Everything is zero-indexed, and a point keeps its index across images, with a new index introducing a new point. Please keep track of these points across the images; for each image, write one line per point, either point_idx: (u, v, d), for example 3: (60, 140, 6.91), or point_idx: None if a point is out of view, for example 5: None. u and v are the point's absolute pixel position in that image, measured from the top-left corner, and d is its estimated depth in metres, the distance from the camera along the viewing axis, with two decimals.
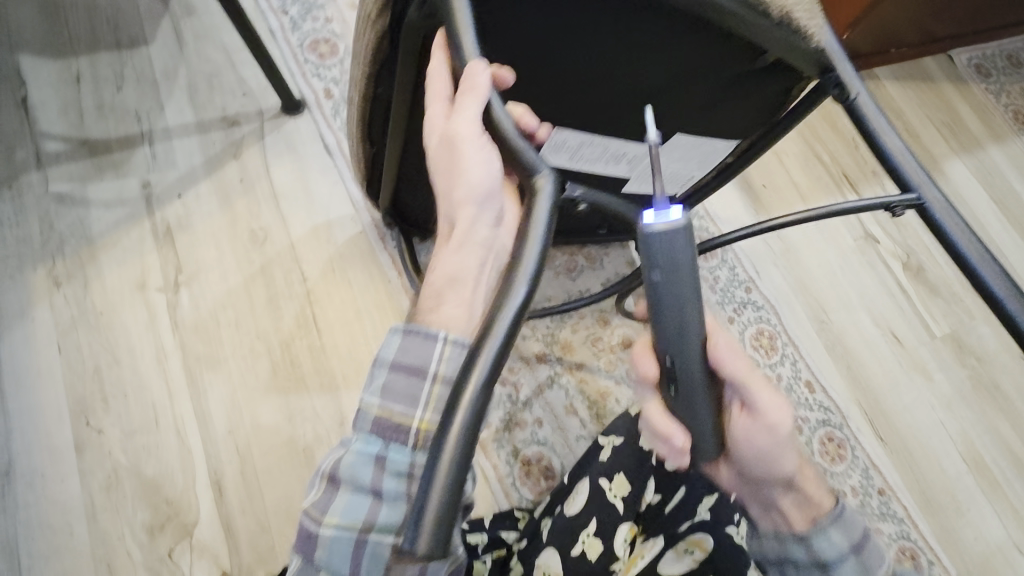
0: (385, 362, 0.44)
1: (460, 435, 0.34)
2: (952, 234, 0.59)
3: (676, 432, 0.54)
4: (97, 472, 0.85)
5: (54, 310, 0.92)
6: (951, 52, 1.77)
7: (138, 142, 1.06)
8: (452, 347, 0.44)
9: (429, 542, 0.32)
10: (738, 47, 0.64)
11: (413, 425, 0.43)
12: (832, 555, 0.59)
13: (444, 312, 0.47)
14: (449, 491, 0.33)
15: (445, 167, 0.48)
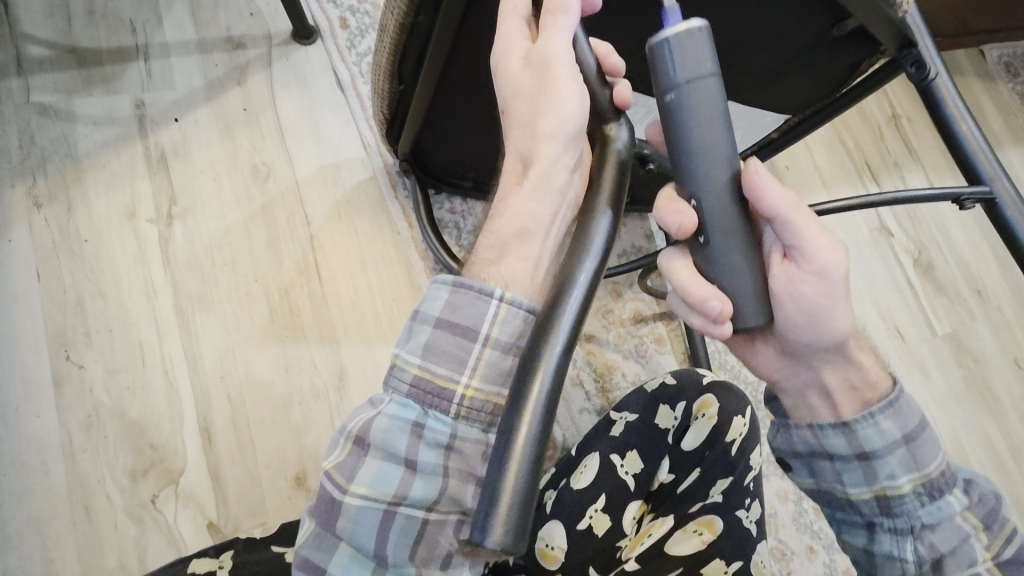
0: (430, 318, 0.41)
1: (539, 426, 0.31)
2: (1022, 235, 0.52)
3: (710, 291, 0.44)
4: (77, 410, 0.79)
5: (34, 232, 0.85)
6: (984, 47, 1.72)
7: (133, 56, 0.96)
8: (508, 309, 0.42)
9: (503, 535, 0.29)
10: (822, 7, 0.59)
11: (458, 391, 0.40)
12: (887, 474, 0.49)
13: (506, 263, 0.45)
14: (526, 475, 0.30)
15: (529, 99, 0.47)
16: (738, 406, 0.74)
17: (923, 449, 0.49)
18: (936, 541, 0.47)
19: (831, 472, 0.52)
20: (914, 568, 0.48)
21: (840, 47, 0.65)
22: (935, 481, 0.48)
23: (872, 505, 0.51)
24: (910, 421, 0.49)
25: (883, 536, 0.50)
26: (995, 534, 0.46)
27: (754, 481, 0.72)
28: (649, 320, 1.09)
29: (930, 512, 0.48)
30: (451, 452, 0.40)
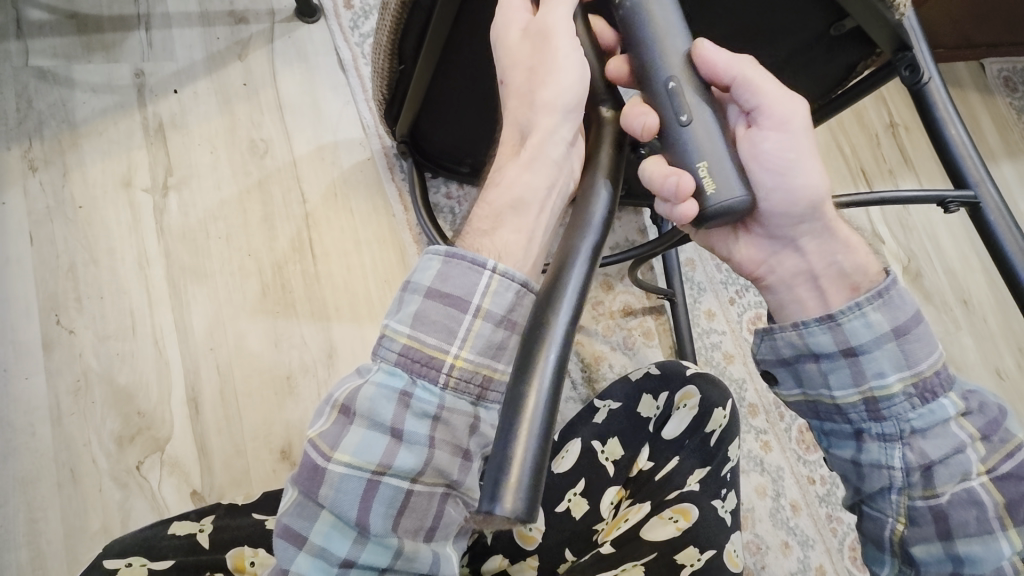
0: (420, 289, 0.43)
1: (542, 398, 0.32)
2: (1002, 237, 0.53)
3: (673, 173, 0.41)
4: (65, 374, 0.80)
5: (28, 195, 0.85)
6: (984, 61, 1.74)
7: (133, 25, 0.96)
8: (499, 281, 0.43)
9: (515, 504, 0.29)
10: (819, 7, 0.60)
11: (447, 360, 0.42)
12: (876, 373, 0.44)
13: (500, 235, 0.47)
14: (534, 449, 0.31)
15: (528, 70, 0.47)
16: (719, 398, 0.76)
17: (915, 346, 0.44)
18: (928, 449, 0.43)
19: (815, 375, 0.46)
20: (902, 475, 0.43)
21: (838, 46, 0.66)
22: (928, 382, 0.43)
23: (860, 409, 0.45)
24: (902, 315, 0.44)
25: (870, 444, 0.45)
26: (994, 446, 0.43)
27: (731, 472, 0.74)
28: (638, 313, 1.10)
29: (922, 416, 0.43)
30: (437, 422, 0.41)
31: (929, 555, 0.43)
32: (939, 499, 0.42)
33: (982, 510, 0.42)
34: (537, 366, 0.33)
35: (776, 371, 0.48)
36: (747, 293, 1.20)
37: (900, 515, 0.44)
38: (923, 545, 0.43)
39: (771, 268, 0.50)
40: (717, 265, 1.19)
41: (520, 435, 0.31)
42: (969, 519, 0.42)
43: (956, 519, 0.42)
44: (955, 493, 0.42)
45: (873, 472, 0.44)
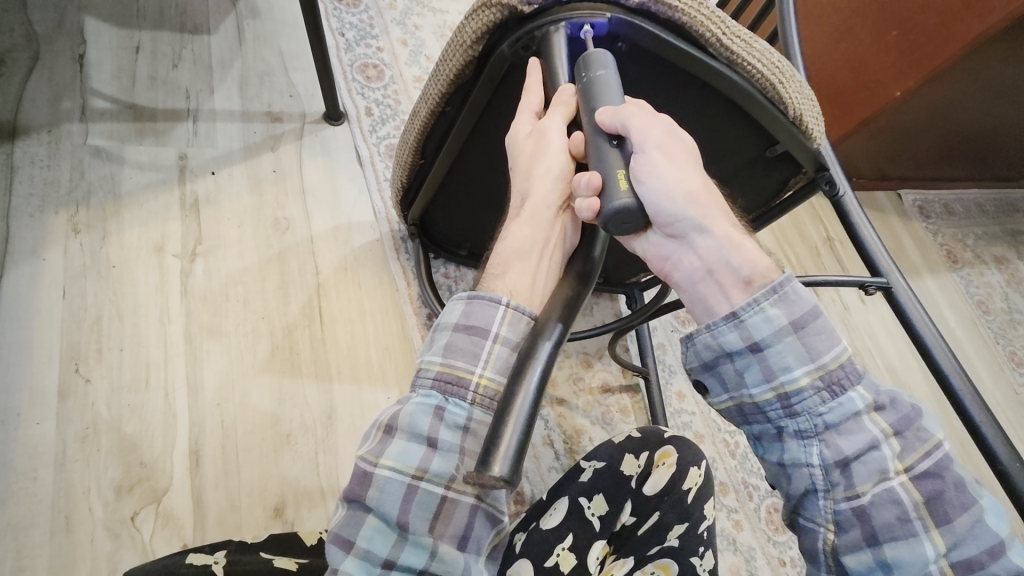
0: (448, 325, 0.52)
1: (529, 395, 0.41)
2: (913, 317, 0.66)
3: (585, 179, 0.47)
4: (75, 421, 0.83)
5: (67, 254, 0.92)
6: (901, 191, 2.06)
7: (183, 117, 1.10)
8: (513, 313, 0.53)
9: (502, 466, 0.38)
10: (757, 134, 0.79)
11: (473, 379, 0.50)
12: (783, 367, 0.47)
13: (510, 277, 0.58)
14: (522, 431, 0.40)
15: (529, 151, 0.59)
16: (694, 458, 0.83)
17: (816, 338, 0.47)
18: (843, 445, 0.45)
19: (733, 374, 0.49)
20: (821, 471, 0.45)
21: (773, 166, 0.84)
22: (833, 375, 0.46)
23: (776, 406, 0.48)
24: (800, 313, 0.47)
25: (791, 443, 0.47)
26: (909, 443, 0.45)
27: (708, 531, 0.79)
28: (615, 390, 1.19)
29: (833, 410, 0.46)
30: (466, 432, 0.49)
31: (861, 563, 0.45)
32: (861, 499, 0.44)
33: (902, 509, 0.44)
34: (527, 374, 0.43)
35: (704, 377, 0.52)
36: None
37: (830, 523, 0.46)
38: (852, 553, 0.45)
39: (676, 264, 0.53)
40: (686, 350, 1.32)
41: (508, 421, 0.40)
42: (890, 520, 0.44)
43: (877, 519, 0.44)
44: (875, 493, 0.44)
45: (797, 473, 0.47)
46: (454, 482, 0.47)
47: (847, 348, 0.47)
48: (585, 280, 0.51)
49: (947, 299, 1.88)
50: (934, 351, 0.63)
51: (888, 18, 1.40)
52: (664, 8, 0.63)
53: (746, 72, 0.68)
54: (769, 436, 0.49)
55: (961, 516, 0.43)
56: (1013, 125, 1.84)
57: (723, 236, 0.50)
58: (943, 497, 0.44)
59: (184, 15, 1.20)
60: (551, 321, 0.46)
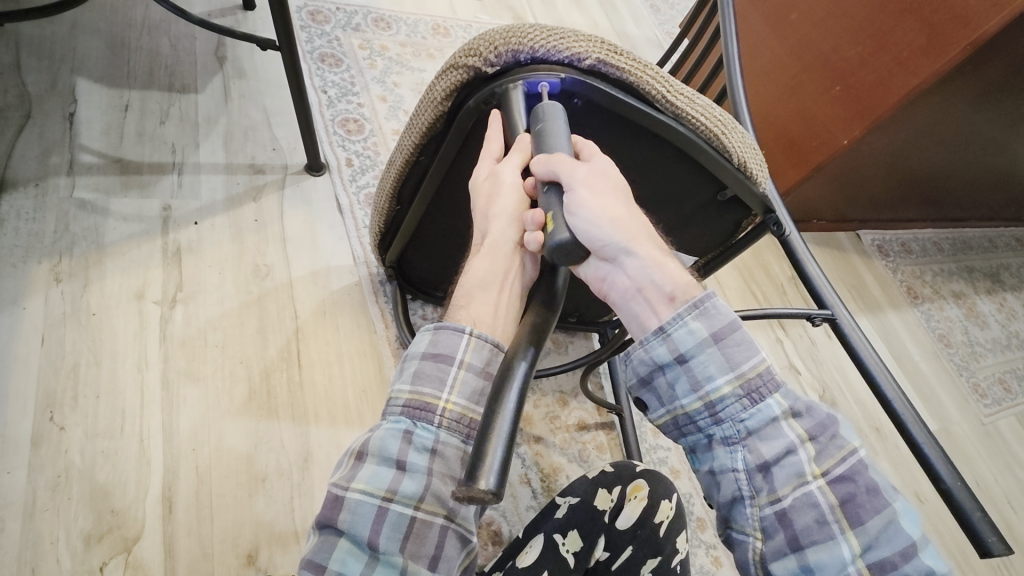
0: (416, 355, 0.57)
1: (510, 413, 0.45)
2: (858, 346, 0.68)
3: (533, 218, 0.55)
4: (47, 470, 0.82)
5: (48, 303, 0.94)
6: (860, 231, 2.17)
7: (168, 170, 1.15)
8: (476, 340, 0.58)
9: (489, 480, 0.41)
10: (707, 180, 0.85)
11: (440, 404, 0.53)
12: (707, 376, 0.51)
13: (474, 307, 0.63)
14: (505, 448, 0.42)
15: (485, 195, 0.64)
16: (665, 491, 0.85)
17: (735, 349, 0.51)
18: (763, 450, 0.48)
19: (665, 386, 0.53)
20: (745, 476, 0.49)
21: (725, 209, 0.90)
22: (753, 383, 0.50)
23: (704, 415, 0.52)
24: (717, 326, 0.52)
25: (719, 450, 0.51)
26: (825, 448, 0.49)
27: (682, 565, 0.80)
28: (591, 428, 1.22)
29: (753, 416, 0.50)
30: (434, 454, 0.52)
31: (786, 570, 0.48)
32: (782, 502, 0.48)
33: (820, 512, 0.47)
34: (505, 395, 0.46)
35: (643, 394, 0.56)
36: None
37: (757, 531, 0.49)
38: (776, 558, 0.48)
39: (611, 285, 0.58)
40: None
41: (491, 438, 0.43)
42: (809, 524, 0.47)
43: (798, 522, 0.47)
44: (795, 497, 0.48)
45: (725, 478, 0.50)
46: (421, 504, 0.49)
47: (764, 359, 0.51)
48: (552, 304, 0.55)
49: (910, 333, 1.95)
50: (879, 378, 0.64)
51: (830, 76, 1.53)
52: (614, 68, 0.70)
53: (691, 124, 0.75)
54: (700, 445, 0.52)
55: (873, 518, 0.46)
56: (955, 169, 1.97)
57: (648, 257, 0.55)
58: (856, 500, 0.47)
59: (173, 75, 1.27)
60: (522, 347, 0.50)
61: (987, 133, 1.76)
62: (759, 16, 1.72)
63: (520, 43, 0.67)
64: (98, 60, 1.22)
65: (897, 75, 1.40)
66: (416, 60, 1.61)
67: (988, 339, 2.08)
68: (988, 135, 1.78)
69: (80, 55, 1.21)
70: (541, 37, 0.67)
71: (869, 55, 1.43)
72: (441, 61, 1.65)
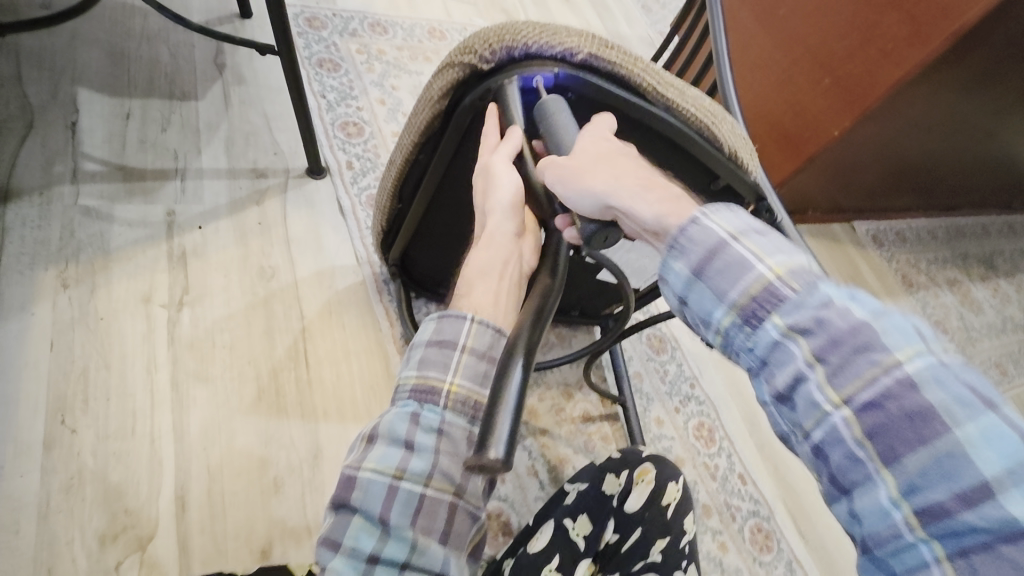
0: (421, 342, 0.58)
1: (517, 387, 0.46)
2: None
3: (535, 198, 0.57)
4: (60, 472, 0.83)
5: (56, 308, 0.94)
6: (854, 222, 2.20)
7: (171, 176, 1.16)
8: (477, 325, 0.59)
9: (497, 450, 0.42)
10: (699, 169, 0.85)
11: (444, 387, 0.55)
12: (709, 308, 0.48)
13: (474, 295, 0.66)
14: (511, 421, 0.44)
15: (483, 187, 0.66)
16: (672, 474, 0.86)
17: (725, 273, 0.47)
18: (775, 379, 0.43)
19: (693, 323, 0.50)
20: (774, 409, 0.44)
21: (721, 198, 0.91)
22: (750, 307, 0.45)
23: (730, 347, 0.48)
24: (701, 257, 0.48)
25: (750, 381, 0.47)
26: (837, 369, 0.40)
27: (689, 545, 0.82)
28: (596, 419, 1.23)
29: (759, 344, 0.44)
30: (441, 435, 0.53)
31: (844, 514, 0.40)
32: (811, 438, 0.41)
33: (849, 448, 0.39)
34: (511, 370, 0.47)
35: (692, 331, 0.52)
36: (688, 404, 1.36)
37: (810, 468, 0.43)
38: (840, 504, 0.41)
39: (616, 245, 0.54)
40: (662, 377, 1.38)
41: (499, 411, 0.44)
42: (840, 461, 0.39)
43: (832, 459, 0.40)
44: (820, 431, 0.41)
45: (764, 414, 0.46)
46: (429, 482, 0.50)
47: (760, 275, 0.45)
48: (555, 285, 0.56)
49: (908, 321, 1.97)
50: None
51: (818, 69, 1.56)
52: (605, 61, 0.71)
53: (683, 114, 0.75)
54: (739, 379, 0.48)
55: (912, 452, 0.36)
56: (945, 158, 2.00)
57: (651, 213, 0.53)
58: (890, 429, 0.37)
59: (173, 84, 1.28)
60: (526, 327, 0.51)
61: (974, 121, 1.79)
62: (748, 13, 1.75)
63: (514, 40, 0.70)
64: (99, 71, 1.23)
65: (884, 66, 1.42)
66: (413, 63, 1.64)
67: (984, 325, 2.11)
68: (976, 123, 1.81)
69: (81, 66, 1.22)
70: (533, 32, 0.70)
71: (856, 47, 1.46)
72: (437, 64, 1.68)
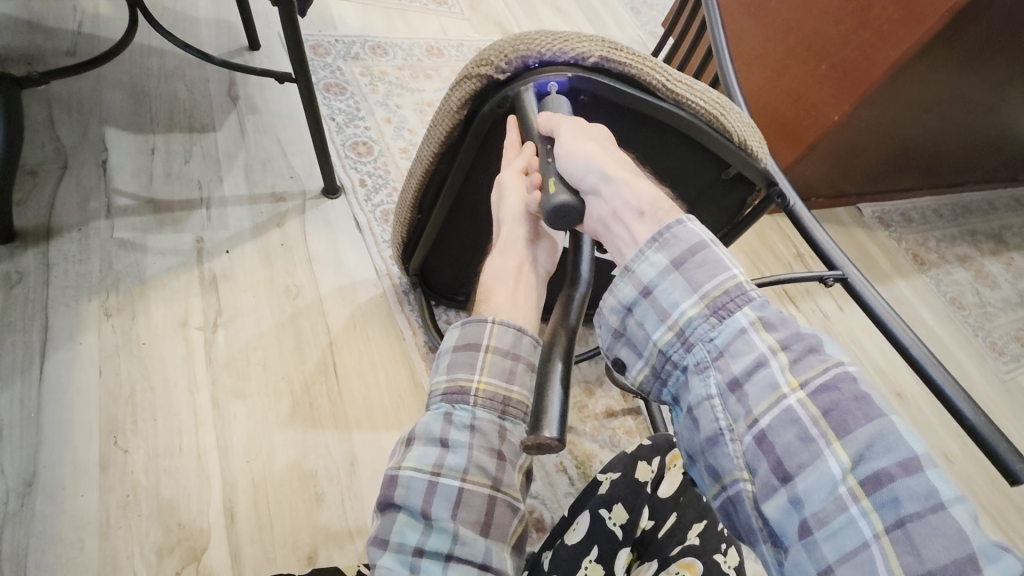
0: (448, 347, 0.62)
1: (560, 372, 0.50)
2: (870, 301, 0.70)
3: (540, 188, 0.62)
4: (116, 490, 0.87)
5: (101, 336, 0.99)
6: (859, 206, 2.21)
7: (197, 205, 1.22)
8: (499, 326, 0.62)
9: (551, 427, 0.45)
10: (709, 160, 0.90)
11: (473, 385, 0.58)
12: (672, 304, 0.50)
13: (493, 298, 0.67)
14: (561, 401, 0.47)
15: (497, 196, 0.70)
16: None
17: (696, 272, 0.50)
18: (733, 366, 0.46)
19: (639, 330, 0.52)
20: (720, 401, 0.46)
21: (730, 186, 0.95)
22: (718, 301, 0.49)
23: (676, 346, 0.50)
24: (680, 249, 0.52)
25: (694, 381, 0.48)
26: (801, 356, 0.45)
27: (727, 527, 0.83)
28: (619, 413, 1.26)
29: (721, 334, 0.48)
30: (474, 431, 0.57)
31: (777, 509, 0.42)
32: (759, 424, 0.44)
33: (801, 427, 0.42)
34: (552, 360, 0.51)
35: (622, 353, 0.54)
36: None
37: (743, 468, 0.44)
38: (768, 494, 0.43)
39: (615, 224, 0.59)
40: None
41: (547, 395, 0.48)
42: (789, 440, 0.42)
43: (778, 443, 0.43)
44: (772, 413, 0.43)
45: (701, 410, 0.47)
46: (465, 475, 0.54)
47: (734, 274, 0.50)
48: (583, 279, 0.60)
49: (922, 299, 1.98)
50: (892, 328, 0.66)
51: (816, 56, 1.59)
52: (615, 63, 0.76)
53: (691, 109, 0.80)
54: (679, 381, 0.49)
55: (863, 426, 0.41)
56: (944, 136, 2.03)
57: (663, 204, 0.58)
58: (843, 408, 0.42)
59: (192, 117, 1.35)
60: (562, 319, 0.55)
61: (972, 98, 1.82)
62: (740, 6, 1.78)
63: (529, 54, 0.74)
64: (122, 110, 1.29)
65: (882, 48, 1.45)
66: (415, 81, 1.72)
67: (1000, 299, 2.11)
68: (975, 99, 1.83)
69: (105, 106, 1.28)
70: (547, 41, 0.74)
71: (852, 32, 1.49)
72: (437, 81, 1.76)
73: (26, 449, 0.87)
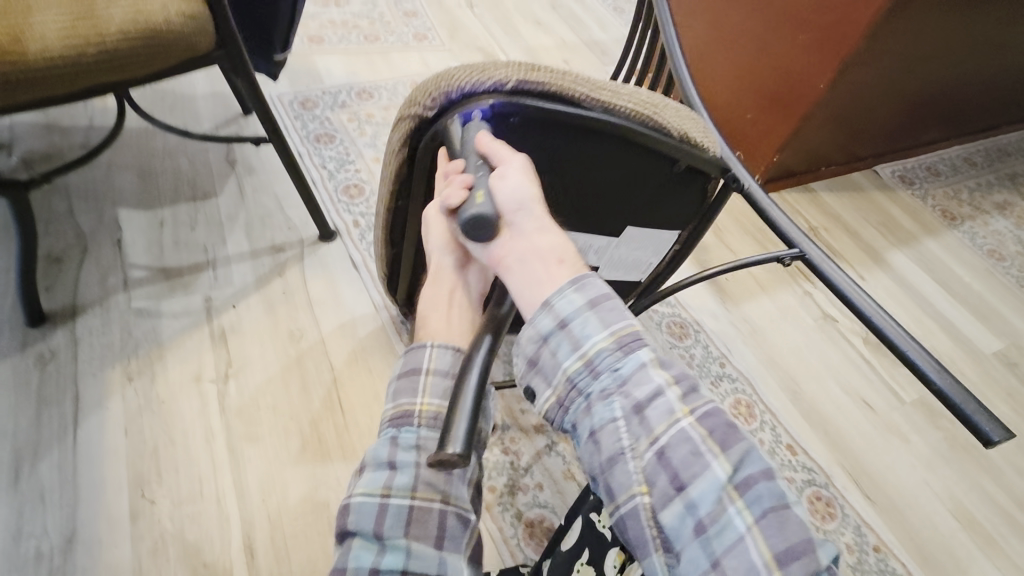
0: (393, 375, 0.65)
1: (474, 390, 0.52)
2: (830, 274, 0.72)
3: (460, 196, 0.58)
4: (146, 539, 0.95)
5: (125, 399, 1.09)
6: (876, 167, 2.12)
7: (204, 267, 1.32)
8: (437, 349, 0.65)
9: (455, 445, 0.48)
10: (659, 158, 0.91)
11: (416, 407, 0.62)
12: (585, 336, 0.53)
13: (430, 324, 0.70)
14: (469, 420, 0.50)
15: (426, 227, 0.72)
16: None
17: (607, 312, 0.54)
18: (636, 393, 0.50)
19: (549, 359, 0.55)
20: (624, 424, 0.50)
21: (687, 178, 0.95)
22: (625, 338, 0.53)
23: (584, 375, 0.53)
24: (594, 290, 0.55)
25: (598, 406, 0.52)
26: (690, 386, 0.52)
27: None
28: None
29: (626, 365, 0.52)
30: (419, 450, 0.60)
31: (672, 517, 0.47)
32: (659, 442, 0.49)
33: (694, 446, 0.48)
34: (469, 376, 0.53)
35: (531, 381, 0.56)
36: (721, 382, 1.36)
37: (642, 483, 0.49)
38: (671, 497, 0.48)
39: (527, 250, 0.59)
40: (689, 362, 1.38)
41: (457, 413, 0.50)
42: (685, 456, 0.48)
43: (676, 459, 0.48)
44: (670, 435, 0.48)
45: (605, 434, 0.51)
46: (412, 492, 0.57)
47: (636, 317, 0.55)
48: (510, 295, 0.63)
49: (955, 257, 1.87)
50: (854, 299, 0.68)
51: (793, 24, 1.55)
52: (534, 84, 0.78)
53: (622, 112, 0.81)
54: (584, 406, 0.53)
55: (736, 444, 0.48)
56: (957, 82, 1.92)
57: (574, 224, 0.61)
58: (723, 430, 0.49)
59: (195, 187, 1.46)
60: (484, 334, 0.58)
61: (977, 38, 1.72)
62: None
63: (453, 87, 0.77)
64: (133, 190, 1.42)
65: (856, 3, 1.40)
66: None
67: None
68: (978, 39, 1.73)
69: (118, 189, 1.41)
70: (465, 74, 0.77)
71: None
72: None
73: (66, 509, 0.96)
